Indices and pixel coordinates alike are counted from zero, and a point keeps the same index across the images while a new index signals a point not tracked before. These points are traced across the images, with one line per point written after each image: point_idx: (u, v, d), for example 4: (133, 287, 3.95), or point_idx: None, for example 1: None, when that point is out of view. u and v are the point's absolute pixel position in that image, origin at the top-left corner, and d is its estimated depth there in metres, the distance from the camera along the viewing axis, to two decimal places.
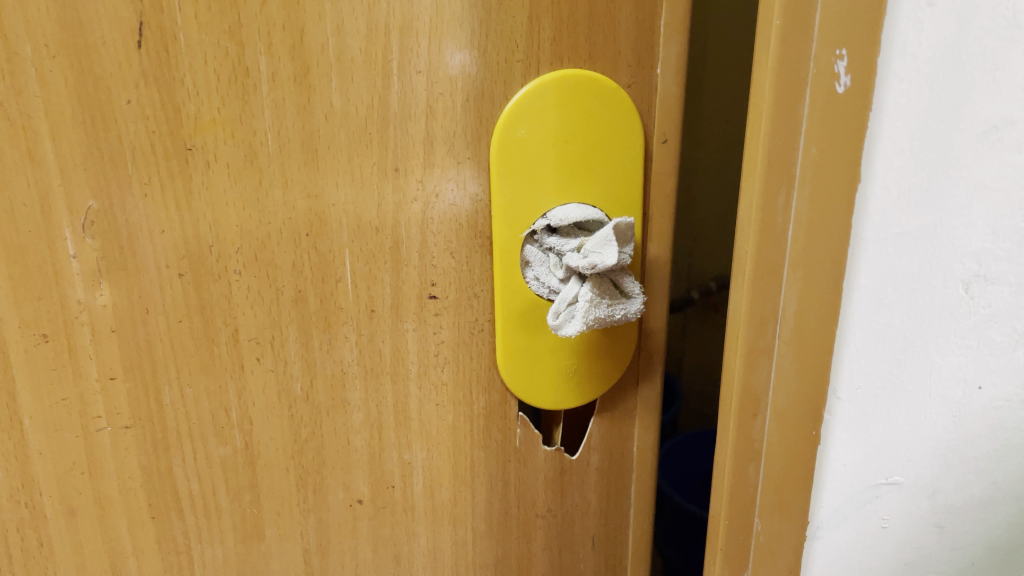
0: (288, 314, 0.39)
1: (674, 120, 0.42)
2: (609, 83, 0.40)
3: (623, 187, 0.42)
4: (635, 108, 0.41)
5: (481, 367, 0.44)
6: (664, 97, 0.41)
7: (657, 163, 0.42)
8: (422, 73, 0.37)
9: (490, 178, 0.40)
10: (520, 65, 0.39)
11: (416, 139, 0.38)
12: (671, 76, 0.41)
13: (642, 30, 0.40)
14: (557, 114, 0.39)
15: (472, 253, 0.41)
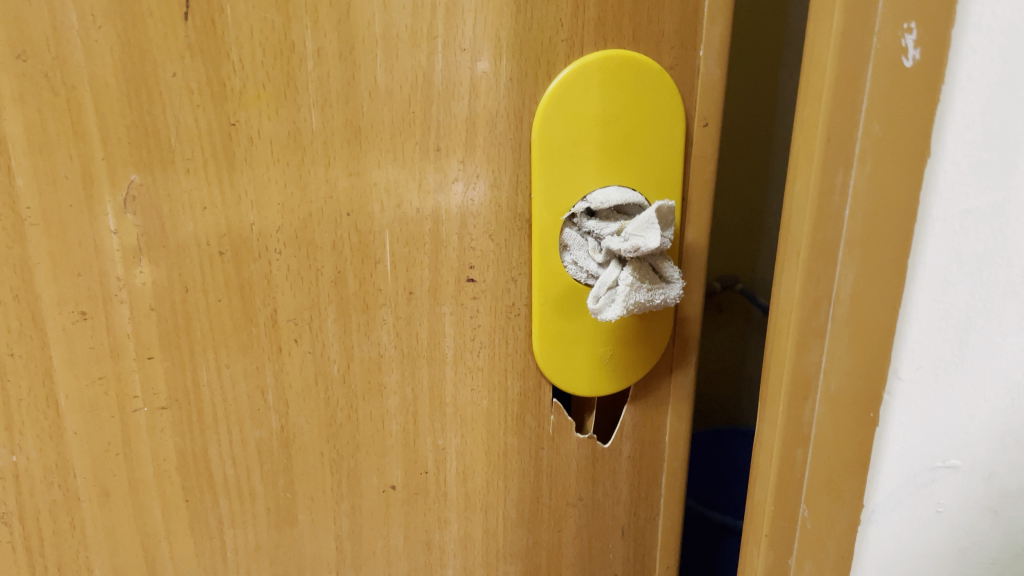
0: (327, 295, 0.38)
1: (715, 104, 0.42)
2: (652, 64, 0.39)
3: (663, 170, 0.41)
4: (676, 90, 0.40)
5: (516, 352, 0.43)
6: (706, 81, 0.41)
7: (698, 147, 0.42)
8: (467, 52, 0.37)
9: (530, 160, 0.40)
10: (564, 45, 0.38)
11: (459, 119, 0.38)
12: (714, 59, 0.41)
13: (686, 11, 0.39)
14: (600, 95, 0.39)
15: (511, 236, 0.41)
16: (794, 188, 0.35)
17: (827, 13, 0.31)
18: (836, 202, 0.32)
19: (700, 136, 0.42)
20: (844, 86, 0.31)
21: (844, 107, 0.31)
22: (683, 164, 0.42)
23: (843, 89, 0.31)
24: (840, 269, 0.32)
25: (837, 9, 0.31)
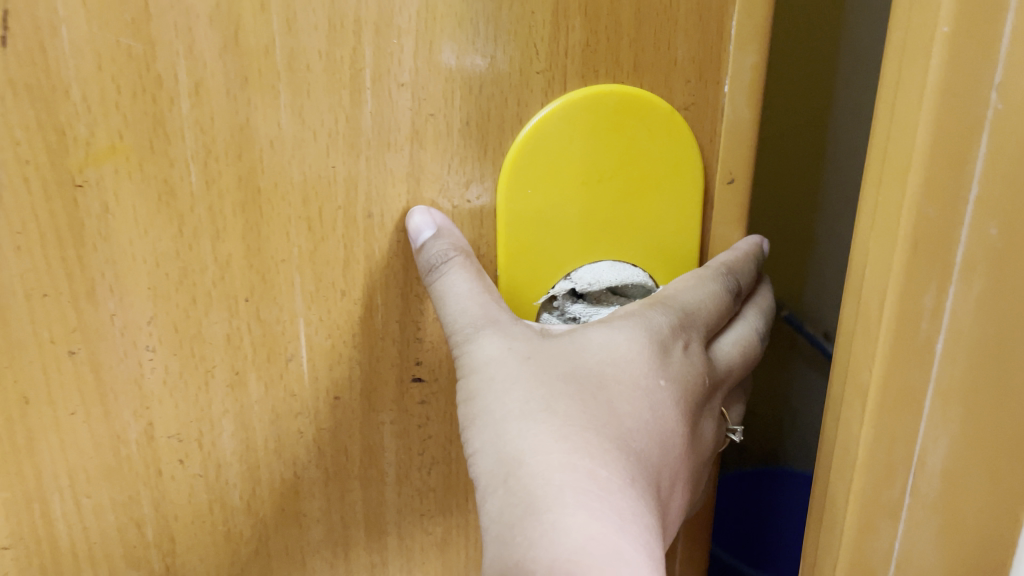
0: (222, 402, 0.29)
1: (744, 155, 0.31)
2: (663, 104, 0.30)
3: (674, 242, 0.32)
4: (694, 140, 0.31)
5: None
6: (734, 125, 0.31)
7: (721, 209, 0.32)
8: (405, 87, 0.27)
9: (496, 228, 0.30)
10: (541, 78, 0.28)
11: (397, 176, 0.28)
12: (744, 97, 0.30)
13: (707, 34, 0.29)
14: (591, 146, 0.29)
15: None
16: (860, 288, 0.26)
17: (923, 50, 0.22)
18: (922, 331, 0.25)
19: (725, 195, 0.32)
20: (944, 161, 0.23)
21: (942, 193, 0.23)
22: (696, 234, 0.32)
23: (941, 168, 0.23)
24: (928, 425, 0.26)
25: (937, 50, 0.22)
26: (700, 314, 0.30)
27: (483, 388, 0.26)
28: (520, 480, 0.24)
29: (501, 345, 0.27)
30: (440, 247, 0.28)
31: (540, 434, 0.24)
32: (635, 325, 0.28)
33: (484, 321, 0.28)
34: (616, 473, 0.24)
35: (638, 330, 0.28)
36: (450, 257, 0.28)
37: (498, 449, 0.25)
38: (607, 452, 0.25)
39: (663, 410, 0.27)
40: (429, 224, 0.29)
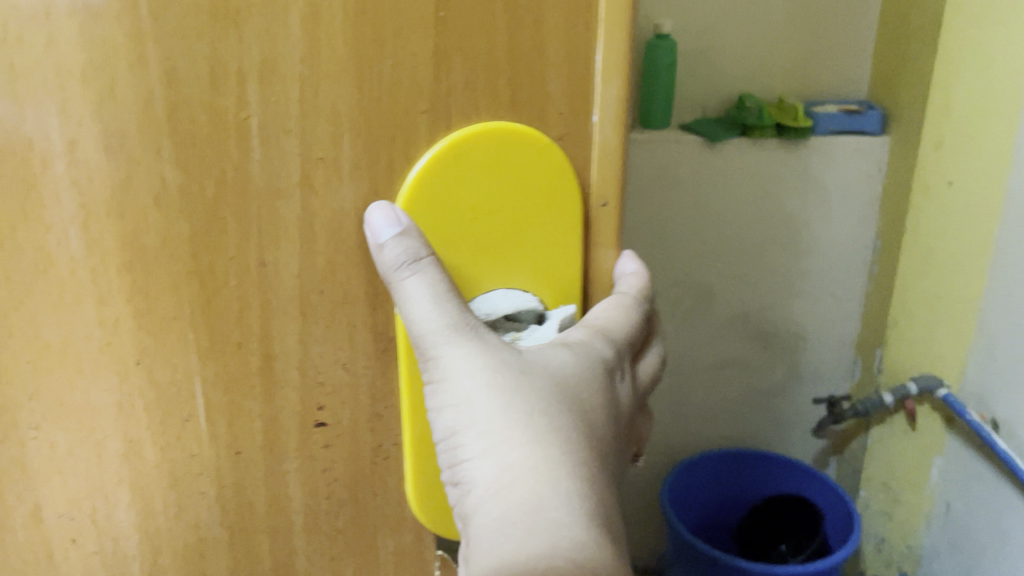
0: (116, 473, 0.29)
1: (618, 178, 0.31)
2: (540, 137, 0.29)
3: (559, 268, 0.32)
4: (570, 171, 0.30)
5: (388, 503, 0.33)
6: (602, 151, 0.30)
7: (602, 233, 0.32)
8: (293, 133, 0.27)
9: None
10: (425, 118, 0.28)
11: (290, 223, 0.28)
12: (612, 124, 0.30)
13: (576, 67, 0.29)
14: (477, 181, 0.29)
15: (373, 359, 0.31)
16: None
17: None
18: None
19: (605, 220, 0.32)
20: None
21: None
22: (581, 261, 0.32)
23: None
24: None
25: None
26: (636, 329, 0.33)
27: (472, 398, 0.27)
28: (525, 487, 0.25)
29: (475, 354, 0.28)
30: (411, 247, 0.28)
31: (526, 435, 0.26)
32: (596, 337, 0.31)
33: (459, 326, 0.28)
34: (594, 477, 0.26)
35: (596, 341, 0.30)
36: (419, 257, 0.28)
37: (498, 458, 0.26)
38: (587, 454, 0.27)
39: (607, 416, 0.29)
40: (391, 223, 0.28)
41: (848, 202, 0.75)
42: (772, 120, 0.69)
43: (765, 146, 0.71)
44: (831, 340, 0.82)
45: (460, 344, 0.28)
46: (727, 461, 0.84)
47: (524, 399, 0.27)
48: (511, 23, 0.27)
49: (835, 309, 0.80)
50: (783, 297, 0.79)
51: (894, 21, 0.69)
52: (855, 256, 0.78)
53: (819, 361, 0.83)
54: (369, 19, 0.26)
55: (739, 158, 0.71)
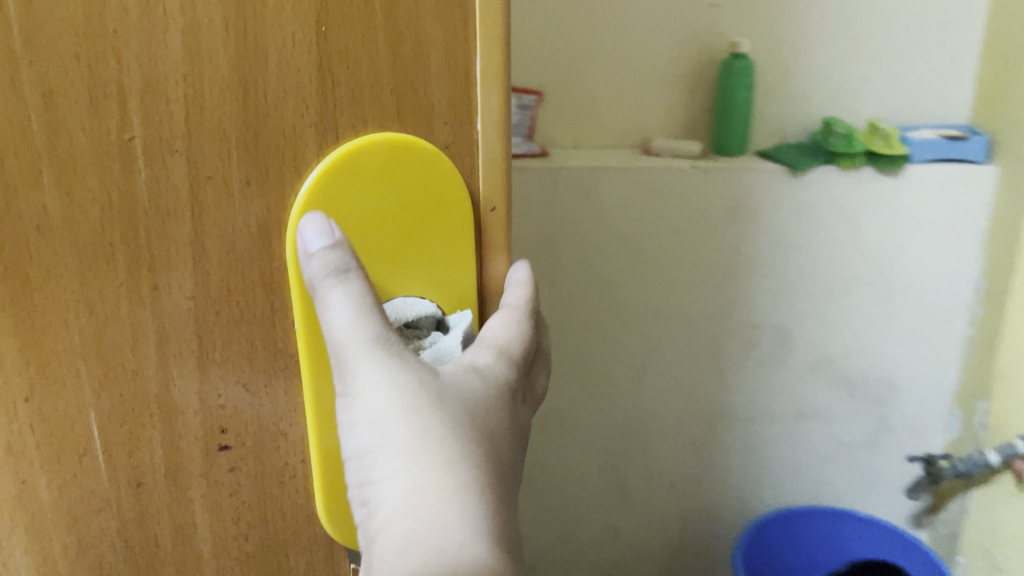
0: (13, 510, 0.29)
1: (502, 185, 0.32)
2: (426, 146, 0.30)
3: (454, 275, 0.32)
4: (458, 178, 0.31)
5: (296, 523, 0.33)
6: (486, 156, 0.31)
7: (494, 236, 0.33)
8: (180, 153, 0.27)
9: (285, 281, 0.29)
10: (313, 132, 0.28)
11: (181, 244, 0.28)
12: (495, 133, 0.31)
13: (456, 77, 0.29)
14: (368, 191, 0.30)
15: (274, 377, 0.30)
16: None
17: None
18: None
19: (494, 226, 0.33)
20: None
21: None
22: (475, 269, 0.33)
23: None
24: None
25: None
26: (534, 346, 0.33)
27: (388, 413, 0.27)
28: (438, 506, 0.25)
29: (392, 369, 0.27)
30: (339, 258, 0.28)
31: (440, 452, 0.26)
32: (501, 351, 0.31)
33: (381, 340, 0.28)
34: (499, 498, 0.26)
35: (501, 356, 0.30)
36: (347, 269, 0.28)
37: (409, 477, 0.26)
38: (495, 474, 0.27)
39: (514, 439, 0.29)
40: (325, 234, 0.28)
41: (936, 236, 0.70)
42: (862, 147, 0.65)
43: (857, 174, 0.67)
44: (925, 391, 0.77)
45: (379, 358, 0.27)
46: (803, 519, 0.78)
47: (441, 413, 0.26)
48: (391, 35, 0.28)
49: (928, 362, 0.76)
50: (866, 349, 0.75)
51: (1000, 36, 0.67)
52: (952, 302, 0.74)
53: (913, 414, 0.78)
54: (248, 39, 0.27)
55: (833, 186, 0.67)
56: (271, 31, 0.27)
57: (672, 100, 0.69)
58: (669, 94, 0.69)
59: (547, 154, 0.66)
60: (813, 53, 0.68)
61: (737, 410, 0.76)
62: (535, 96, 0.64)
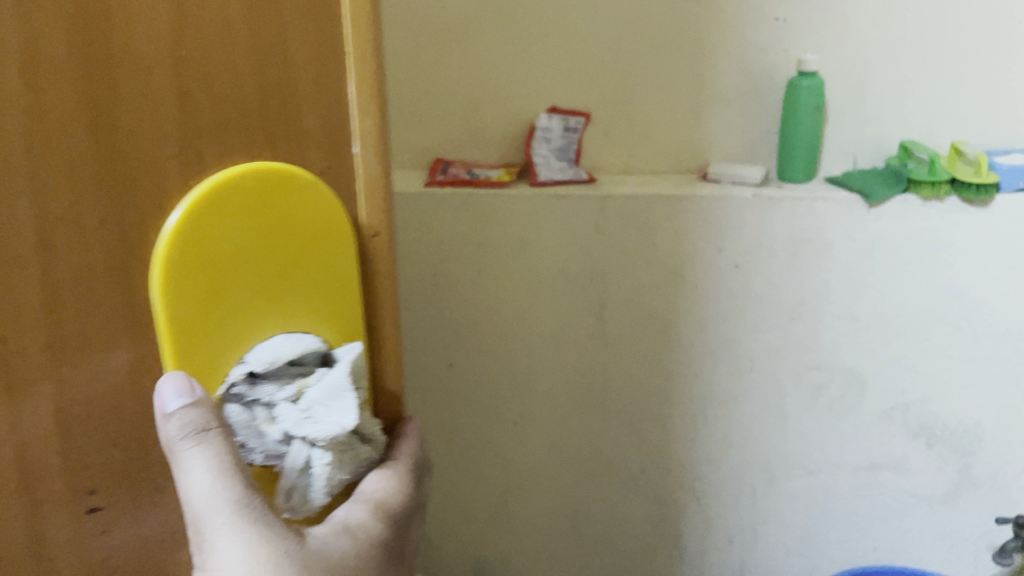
0: None
1: (378, 212, 0.47)
2: (303, 176, 0.41)
3: (333, 287, 0.45)
4: (328, 196, 0.43)
5: (150, 493, 0.40)
6: (367, 177, 0.45)
7: (376, 252, 0.48)
8: (25, 195, 0.32)
9: (159, 285, 0.37)
10: (175, 160, 0.36)
11: (28, 273, 0.33)
12: (372, 158, 0.45)
13: (328, 110, 0.42)
14: (251, 218, 0.40)
15: (139, 369, 0.38)
16: None
17: None
18: None
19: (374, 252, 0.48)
20: None
21: None
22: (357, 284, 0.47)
23: None
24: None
25: None
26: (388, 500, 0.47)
27: (258, 574, 0.39)
28: None
29: (243, 535, 0.39)
30: (191, 418, 0.37)
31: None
32: (343, 513, 0.45)
33: (237, 507, 0.39)
34: None
35: (340, 521, 0.45)
36: (199, 430, 0.38)
37: None
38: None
39: (372, 561, 0.45)
40: (179, 398, 0.38)
41: (1001, 281, 0.91)
42: (947, 177, 0.87)
43: (941, 202, 0.89)
44: (997, 422, 0.98)
45: (237, 531, 0.39)
46: None
47: (312, 566, 0.41)
48: (261, 70, 0.38)
49: (970, 397, 0.97)
50: (928, 393, 0.97)
51: None
52: (1013, 330, 0.93)
53: (958, 426, 0.99)
54: (99, 103, 0.33)
55: (928, 216, 0.89)
56: (122, 82, 0.34)
57: (667, 164, 1.00)
58: (674, 160, 1.00)
59: (592, 178, 0.98)
60: (895, 101, 0.94)
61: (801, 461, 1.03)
62: (580, 119, 0.98)
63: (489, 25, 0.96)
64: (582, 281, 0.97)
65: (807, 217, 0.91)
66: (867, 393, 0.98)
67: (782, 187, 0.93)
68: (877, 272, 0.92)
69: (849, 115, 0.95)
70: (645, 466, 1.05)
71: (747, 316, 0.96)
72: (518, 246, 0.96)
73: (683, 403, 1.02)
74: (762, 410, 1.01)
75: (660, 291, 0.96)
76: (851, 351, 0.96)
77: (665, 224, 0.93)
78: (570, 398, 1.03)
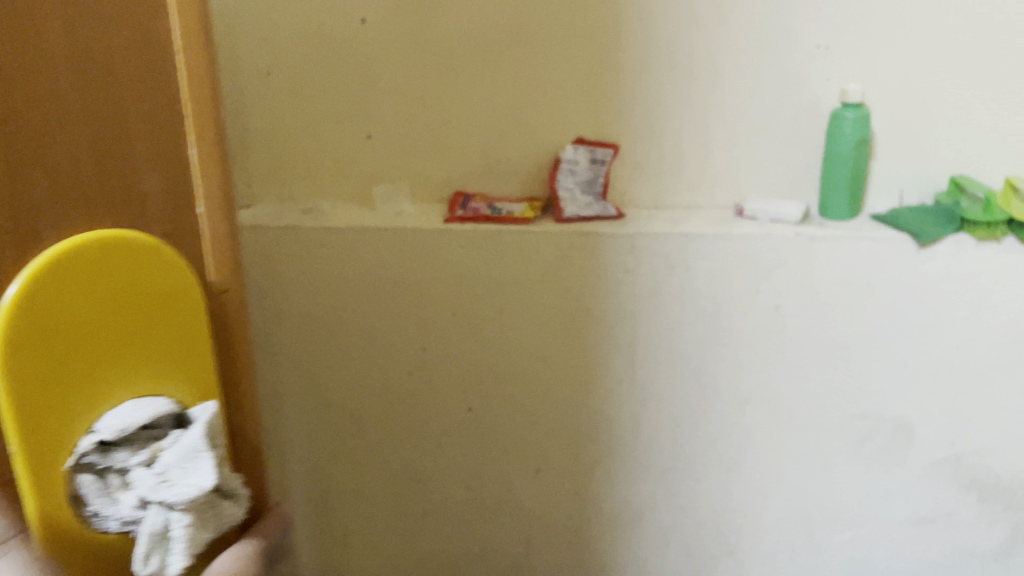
0: None
1: (227, 266, 0.58)
2: (157, 245, 0.52)
3: (185, 344, 0.55)
4: (181, 267, 0.54)
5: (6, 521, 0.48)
6: (214, 234, 0.57)
7: (230, 306, 0.60)
8: None
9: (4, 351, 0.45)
10: (23, 235, 0.46)
11: None
12: (214, 215, 0.57)
13: (172, 181, 0.54)
14: (84, 299, 0.48)
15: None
16: None
17: None
18: None
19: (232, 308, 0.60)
20: None
21: None
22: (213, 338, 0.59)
23: None
24: None
25: None
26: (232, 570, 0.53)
27: None
28: None
29: None
30: None
31: None
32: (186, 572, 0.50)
33: None
34: None
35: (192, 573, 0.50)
36: None
37: None
38: None
39: None
40: None
41: None
42: (1002, 218, 0.82)
43: (999, 243, 0.83)
44: None
45: None
46: None
47: None
48: (106, 153, 0.49)
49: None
50: (981, 446, 0.90)
51: None
52: None
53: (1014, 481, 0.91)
54: None
55: (981, 257, 0.83)
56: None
57: (700, 198, 0.95)
58: (709, 195, 0.95)
59: (620, 215, 0.94)
60: (944, 133, 0.88)
61: (842, 517, 0.96)
62: (608, 151, 0.93)
63: (507, 56, 0.93)
64: (610, 321, 0.92)
65: (851, 257, 0.85)
66: (915, 445, 0.92)
67: (823, 224, 0.87)
68: (926, 316, 0.86)
69: (894, 148, 0.89)
70: (674, 517, 1.00)
71: (784, 361, 0.90)
72: (541, 285, 0.92)
73: (715, 451, 0.96)
74: (800, 460, 0.95)
75: (691, 333, 0.91)
76: (898, 399, 0.90)
77: (698, 263, 0.88)
78: (596, 445, 0.98)
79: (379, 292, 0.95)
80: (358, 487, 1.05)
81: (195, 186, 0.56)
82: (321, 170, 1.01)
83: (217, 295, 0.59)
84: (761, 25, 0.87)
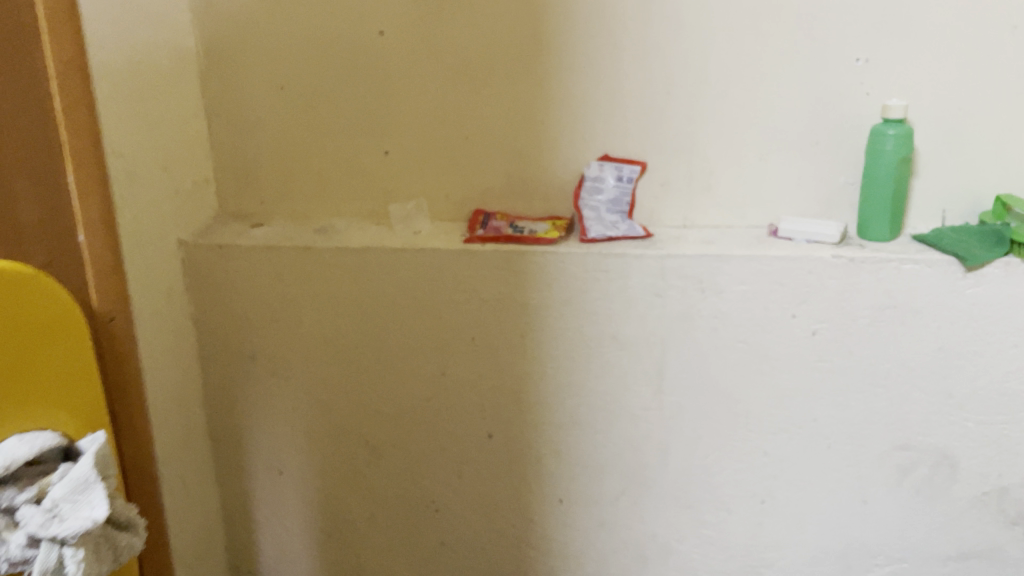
0: None
1: (109, 294, 0.65)
2: (47, 279, 0.54)
3: (69, 369, 0.56)
4: (66, 298, 0.56)
5: None
6: (89, 258, 0.63)
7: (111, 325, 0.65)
8: None
9: None
10: None
11: None
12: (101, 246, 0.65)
13: (50, 210, 0.59)
14: None
15: None
16: None
17: None
18: None
19: (114, 331, 0.66)
20: None
21: None
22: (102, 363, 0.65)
23: None
24: None
25: None
26: None
27: None
28: None
29: None
30: None
31: None
32: None
33: None
34: None
35: None
36: None
37: None
38: None
39: None
40: None
41: None
42: None
43: None
44: None
45: None
46: None
47: None
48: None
49: None
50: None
51: None
52: None
53: None
54: None
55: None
56: None
57: (734, 218, 0.91)
58: (743, 214, 0.91)
59: (648, 234, 0.90)
60: (988, 152, 0.84)
61: (881, 552, 0.92)
62: (636, 168, 0.90)
63: (521, 70, 0.89)
64: (638, 347, 0.88)
65: (895, 281, 0.81)
66: (958, 478, 0.87)
67: (864, 246, 0.83)
68: (973, 344, 0.82)
69: (937, 166, 0.85)
70: (703, 551, 0.96)
71: (822, 389, 0.86)
72: (564, 308, 0.88)
73: (747, 483, 0.92)
74: (837, 493, 0.90)
75: (724, 360, 0.87)
76: (942, 431, 0.85)
77: (732, 286, 0.84)
78: (621, 475, 0.94)
79: (396, 315, 0.91)
80: (372, 516, 1.02)
81: (72, 211, 0.62)
82: (337, 186, 0.97)
83: (101, 319, 0.65)
84: (798, 36, 0.83)
